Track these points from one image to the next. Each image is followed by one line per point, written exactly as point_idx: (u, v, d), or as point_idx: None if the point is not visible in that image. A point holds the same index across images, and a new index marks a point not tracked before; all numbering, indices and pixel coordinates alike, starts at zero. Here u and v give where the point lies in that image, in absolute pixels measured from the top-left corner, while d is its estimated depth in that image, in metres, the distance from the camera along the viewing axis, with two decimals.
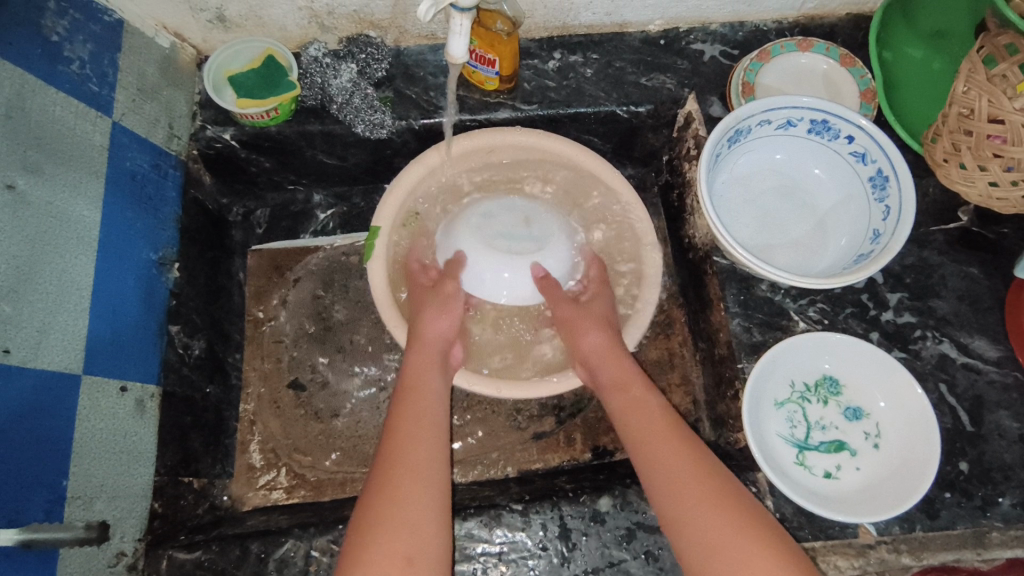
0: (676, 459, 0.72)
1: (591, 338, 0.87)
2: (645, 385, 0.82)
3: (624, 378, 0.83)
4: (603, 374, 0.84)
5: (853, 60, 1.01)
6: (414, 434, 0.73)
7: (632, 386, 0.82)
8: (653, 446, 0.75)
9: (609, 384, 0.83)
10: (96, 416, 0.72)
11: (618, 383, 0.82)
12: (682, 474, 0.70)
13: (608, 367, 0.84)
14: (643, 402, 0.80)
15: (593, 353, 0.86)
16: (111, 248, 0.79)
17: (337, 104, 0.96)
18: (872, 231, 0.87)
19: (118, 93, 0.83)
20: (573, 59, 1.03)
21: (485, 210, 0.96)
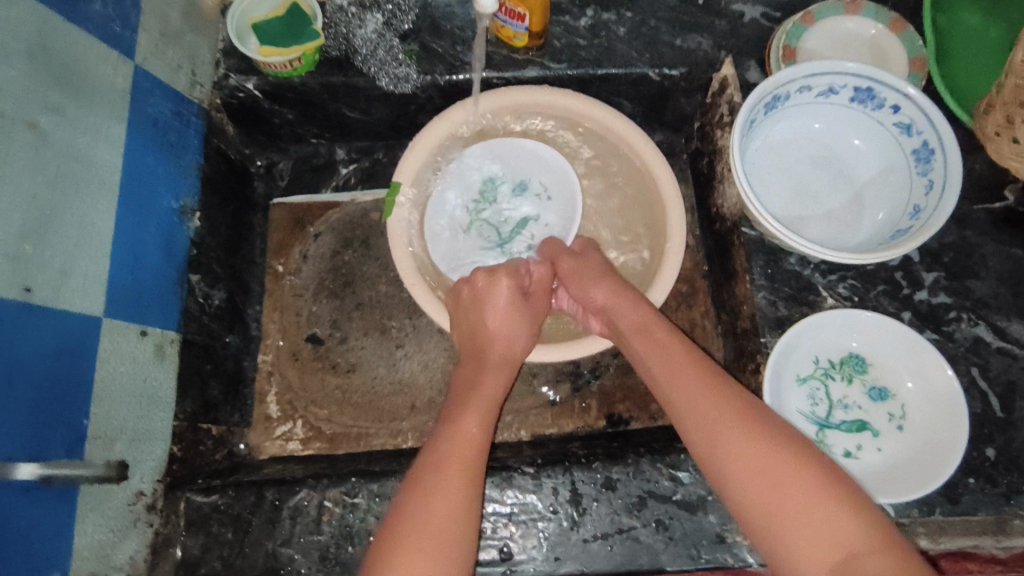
0: (715, 406, 0.68)
1: (598, 292, 0.84)
2: (668, 327, 0.79)
3: (645, 322, 0.79)
4: (621, 322, 0.81)
5: (904, 24, 0.95)
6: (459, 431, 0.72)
7: (653, 329, 0.78)
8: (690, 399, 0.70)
9: (628, 329, 0.80)
10: (116, 358, 0.73)
11: (640, 327, 0.79)
12: (742, 443, 0.65)
13: (624, 314, 0.80)
14: (671, 347, 0.76)
15: (602, 304, 0.83)
16: (133, 194, 0.78)
17: (362, 56, 0.94)
18: (912, 206, 0.83)
19: (141, 35, 0.81)
20: (606, 17, 0.99)
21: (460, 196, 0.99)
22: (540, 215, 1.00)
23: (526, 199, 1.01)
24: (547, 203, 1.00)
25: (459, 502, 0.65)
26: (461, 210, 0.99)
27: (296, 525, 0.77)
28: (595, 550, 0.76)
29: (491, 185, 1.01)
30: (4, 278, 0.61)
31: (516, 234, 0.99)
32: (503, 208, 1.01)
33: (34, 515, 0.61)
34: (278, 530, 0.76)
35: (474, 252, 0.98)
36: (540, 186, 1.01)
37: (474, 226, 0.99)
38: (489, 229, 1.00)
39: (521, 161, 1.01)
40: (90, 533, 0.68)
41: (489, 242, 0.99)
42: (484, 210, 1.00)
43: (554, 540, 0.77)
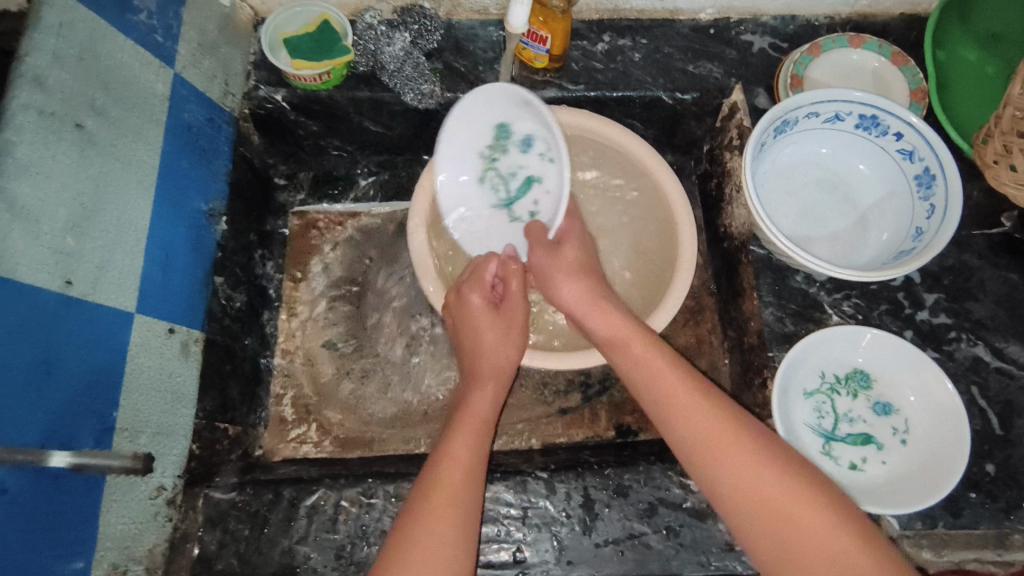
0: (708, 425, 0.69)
1: (568, 288, 0.85)
2: (644, 336, 0.78)
3: (619, 334, 0.79)
4: (597, 332, 0.82)
5: (904, 58, 1.00)
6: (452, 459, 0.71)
7: (631, 341, 0.78)
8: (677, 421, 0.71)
9: (605, 341, 0.81)
10: (146, 353, 0.75)
11: (614, 340, 0.80)
12: (739, 469, 0.65)
13: (597, 322, 0.82)
14: (650, 361, 0.76)
15: (568, 304, 0.85)
16: (167, 195, 0.81)
17: (389, 71, 0.98)
18: (914, 228, 0.87)
19: (180, 45, 0.85)
20: (621, 43, 1.04)
21: (462, 148, 0.88)
22: (544, 178, 0.88)
23: (532, 153, 0.87)
24: (551, 164, 0.87)
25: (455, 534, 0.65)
26: (474, 158, 0.89)
27: (312, 523, 0.78)
28: (606, 554, 0.78)
29: (502, 130, 0.87)
30: (47, 269, 0.63)
31: (522, 196, 0.90)
32: (515, 158, 0.89)
33: (63, 501, 0.63)
34: (294, 528, 0.78)
35: (481, 213, 0.91)
36: (545, 142, 0.86)
37: (485, 179, 0.90)
38: (498, 183, 0.90)
39: (525, 112, 0.85)
40: (113, 524, 0.69)
41: (498, 200, 0.90)
42: (496, 158, 0.89)
43: (566, 544, 0.78)
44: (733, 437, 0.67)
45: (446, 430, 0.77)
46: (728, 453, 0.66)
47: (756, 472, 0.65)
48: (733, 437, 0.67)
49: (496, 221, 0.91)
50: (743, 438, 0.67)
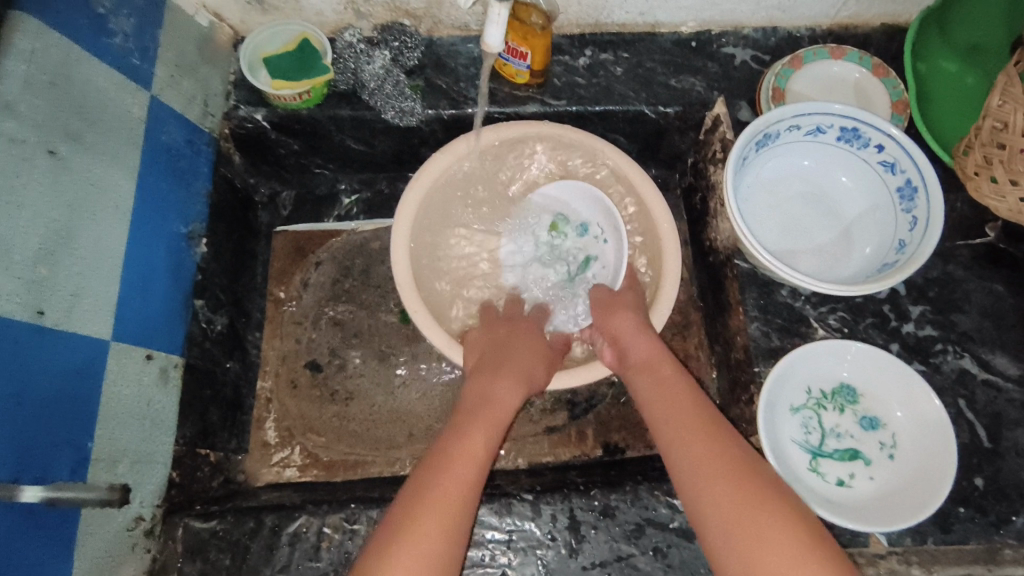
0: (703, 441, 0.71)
1: (620, 319, 0.87)
2: (675, 366, 0.82)
3: (653, 360, 0.83)
4: (631, 357, 0.84)
5: (886, 70, 1.00)
6: (461, 453, 0.71)
7: (661, 368, 0.82)
8: (677, 436, 0.73)
9: (638, 365, 0.83)
10: (122, 381, 0.74)
11: (647, 364, 0.83)
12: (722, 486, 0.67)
13: (635, 348, 0.84)
14: (673, 384, 0.79)
15: (620, 334, 0.86)
16: (145, 219, 0.80)
17: (369, 90, 0.97)
18: (897, 241, 0.87)
19: (158, 67, 0.84)
20: (603, 57, 1.04)
21: (522, 230, 1.04)
22: (600, 255, 1.02)
23: (590, 236, 1.03)
24: (605, 243, 1.01)
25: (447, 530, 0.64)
26: (537, 244, 1.04)
27: (294, 551, 0.77)
28: None
29: (561, 219, 1.04)
30: (18, 300, 0.62)
31: (583, 271, 1.02)
32: (574, 240, 1.03)
33: (35, 536, 0.61)
34: (277, 556, 0.77)
35: (542, 286, 1.02)
36: (598, 225, 1.02)
37: (548, 260, 1.03)
38: (561, 263, 1.03)
39: (583, 203, 1.02)
40: (89, 558, 0.68)
41: (562, 276, 1.02)
42: (558, 242, 1.03)
43: (553, 568, 0.77)
44: (727, 458, 0.69)
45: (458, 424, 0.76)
46: (713, 472, 0.68)
47: (735, 493, 0.66)
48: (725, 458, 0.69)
49: (561, 294, 1.01)
50: (732, 459, 0.69)
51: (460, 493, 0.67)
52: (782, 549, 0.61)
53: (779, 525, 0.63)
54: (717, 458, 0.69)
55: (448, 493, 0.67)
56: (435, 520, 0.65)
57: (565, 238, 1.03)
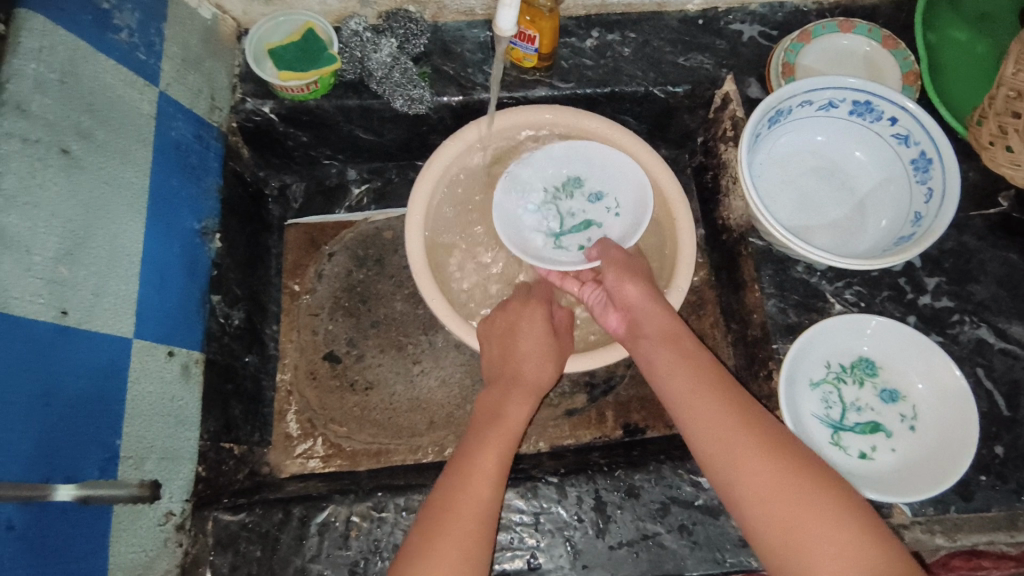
0: (724, 416, 0.69)
1: (632, 288, 0.83)
2: (695, 340, 0.78)
3: (672, 331, 0.79)
4: (647, 330, 0.80)
5: (895, 42, 0.99)
6: (475, 475, 0.69)
7: (681, 339, 0.78)
8: (697, 407, 0.70)
9: (655, 337, 0.79)
10: (146, 378, 0.74)
11: (666, 335, 0.78)
12: (762, 468, 0.64)
13: (650, 321, 0.80)
14: (695, 356, 0.76)
15: (633, 302, 0.82)
16: (159, 215, 0.80)
17: (377, 78, 0.95)
18: (913, 213, 0.86)
19: (164, 62, 0.83)
20: (610, 38, 1.03)
21: (523, 176, 0.98)
22: (603, 224, 0.97)
23: (599, 205, 0.98)
24: (615, 217, 0.97)
25: (467, 553, 0.63)
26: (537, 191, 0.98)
27: (324, 540, 0.78)
28: (621, 557, 0.77)
29: (575, 181, 0.99)
30: (40, 301, 0.62)
31: (576, 232, 0.97)
32: (579, 204, 0.99)
33: (71, 534, 0.62)
34: (307, 546, 0.77)
35: (528, 231, 0.96)
36: (617, 199, 0.98)
37: (543, 207, 0.98)
38: (553, 216, 0.98)
39: (608, 171, 0.98)
40: (124, 553, 0.68)
41: (548, 226, 0.97)
42: (560, 198, 0.99)
43: (581, 548, 0.78)
44: (762, 437, 0.66)
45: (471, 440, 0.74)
46: (748, 450, 0.66)
47: (777, 471, 0.64)
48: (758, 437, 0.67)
49: (542, 243, 0.95)
50: (767, 438, 0.66)
51: (476, 514, 0.66)
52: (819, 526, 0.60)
53: (825, 498, 0.61)
54: (751, 435, 0.67)
55: (462, 516, 0.65)
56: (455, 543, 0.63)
57: (566, 199, 0.99)
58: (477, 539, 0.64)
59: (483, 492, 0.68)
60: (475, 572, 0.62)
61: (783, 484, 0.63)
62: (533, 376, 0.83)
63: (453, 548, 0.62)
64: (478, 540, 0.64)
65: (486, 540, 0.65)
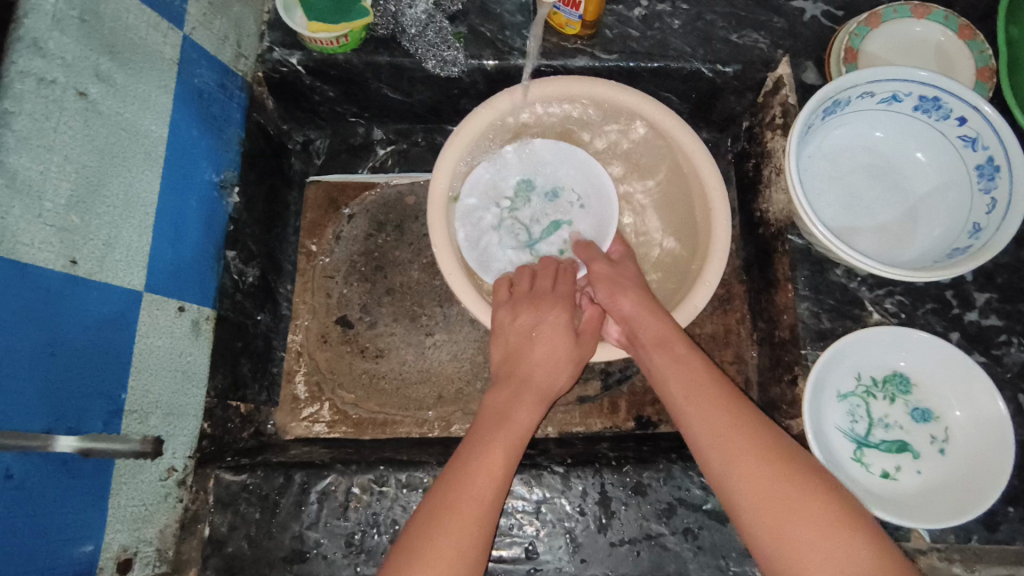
0: (721, 419, 0.67)
1: (625, 301, 0.81)
2: (690, 344, 0.76)
3: (666, 336, 0.76)
4: (642, 335, 0.78)
5: (972, 32, 0.91)
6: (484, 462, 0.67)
7: (675, 345, 0.75)
8: (691, 409, 0.69)
9: (649, 344, 0.77)
10: (154, 333, 0.73)
11: (661, 341, 0.76)
12: (763, 477, 0.62)
13: (646, 328, 0.77)
14: (689, 363, 0.73)
15: (627, 313, 0.80)
16: (177, 166, 0.78)
17: (410, 36, 0.92)
18: (971, 224, 0.80)
19: (190, 5, 0.80)
20: (660, 8, 0.96)
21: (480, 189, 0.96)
22: (571, 219, 0.98)
23: (558, 202, 0.99)
24: (580, 210, 0.98)
25: (463, 556, 0.61)
26: (494, 208, 0.97)
27: (323, 509, 0.77)
28: (621, 554, 0.76)
29: (524, 184, 0.99)
30: (51, 248, 0.60)
31: (548, 237, 0.97)
32: (537, 207, 0.99)
33: (70, 485, 0.62)
34: (305, 513, 0.77)
35: (507, 252, 0.95)
36: (572, 190, 0.99)
37: (506, 225, 0.97)
38: (520, 229, 0.97)
39: (560, 168, 0.99)
40: (124, 506, 0.68)
41: (523, 241, 0.97)
42: (519, 208, 0.98)
43: (581, 542, 0.76)
44: (766, 447, 0.64)
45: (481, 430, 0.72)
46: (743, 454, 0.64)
47: (769, 476, 0.62)
48: (762, 449, 0.64)
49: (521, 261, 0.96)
50: (761, 443, 0.64)
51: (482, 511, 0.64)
52: (810, 526, 0.58)
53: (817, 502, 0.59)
54: (741, 440, 0.65)
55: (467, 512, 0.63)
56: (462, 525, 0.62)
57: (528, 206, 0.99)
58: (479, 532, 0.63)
59: (485, 494, 0.65)
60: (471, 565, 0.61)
61: (774, 487, 0.61)
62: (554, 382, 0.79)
63: (453, 547, 0.60)
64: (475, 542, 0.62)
65: (484, 544, 0.63)
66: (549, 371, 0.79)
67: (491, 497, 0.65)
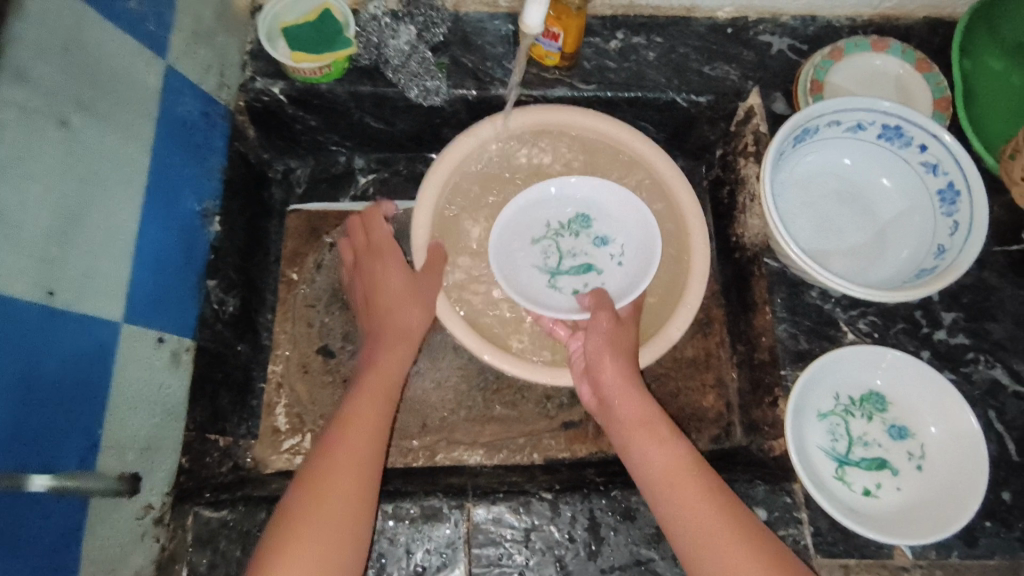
0: (700, 509, 0.67)
1: (609, 364, 0.78)
2: (671, 426, 0.75)
3: (648, 418, 0.75)
4: (621, 411, 0.76)
5: (928, 65, 0.96)
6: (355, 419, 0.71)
7: (658, 427, 0.74)
8: (667, 498, 0.69)
9: (629, 424, 0.75)
10: (134, 365, 0.71)
11: (642, 422, 0.75)
12: (716, 543, 0.64)
13: (625, 406, 0.76)
14: (672, 448, 0.72)
15: (607, 382, 0.78)
16: (159, 195, 0.77)
17: (393, 66, 0.93)
18: (937, 245, 0.84)
19: (174, 34, 0.80)
20: (635, 41, 0.99)
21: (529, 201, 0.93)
22: (604, 271, 0.93)
23: (603, 250, 0.94)
24: (618, 265, 0.92)
25: (346, 513, 0.65)
26: (542, 223, 0.94)
27: None
28: None
29: (582, 219, 0.95)
30: (30, 279, 0.59)
31: (574, 274, 0.93)
32: (581, 243, 0.94)
33: (44, 526, 0.59)
34: None
35: (526, 265, 0.92)
36: (624, 245, 0.93)
37: (542, 243, 0.94)
38: (554, 254, 0.94)
39: (621, 212, 0.93)
40: (99, 547, 0.66)
41: (547, 264, 0.93)
42: (563, 235, 0.94)
43: (571, 569, 0.76)
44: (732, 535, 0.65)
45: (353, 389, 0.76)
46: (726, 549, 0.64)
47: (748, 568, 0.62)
48: (721, 520, 0.66)
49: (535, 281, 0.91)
50: (738, 530, 0.65)
51: (353, 470, 0.67)
52: None
53: None
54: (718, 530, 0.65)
55: (342, 470, 0.66)
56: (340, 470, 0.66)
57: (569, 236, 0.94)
58: (358, 488, 0.66)
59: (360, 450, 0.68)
60: (356, 526, 0.65)
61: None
62: (414, 326, 0.82)
63: (336, 510, 0.64)
64: (362, 480, 0.67)
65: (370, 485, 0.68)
66: (404, 321, 0.82)
67: (367, 444, 0.69)
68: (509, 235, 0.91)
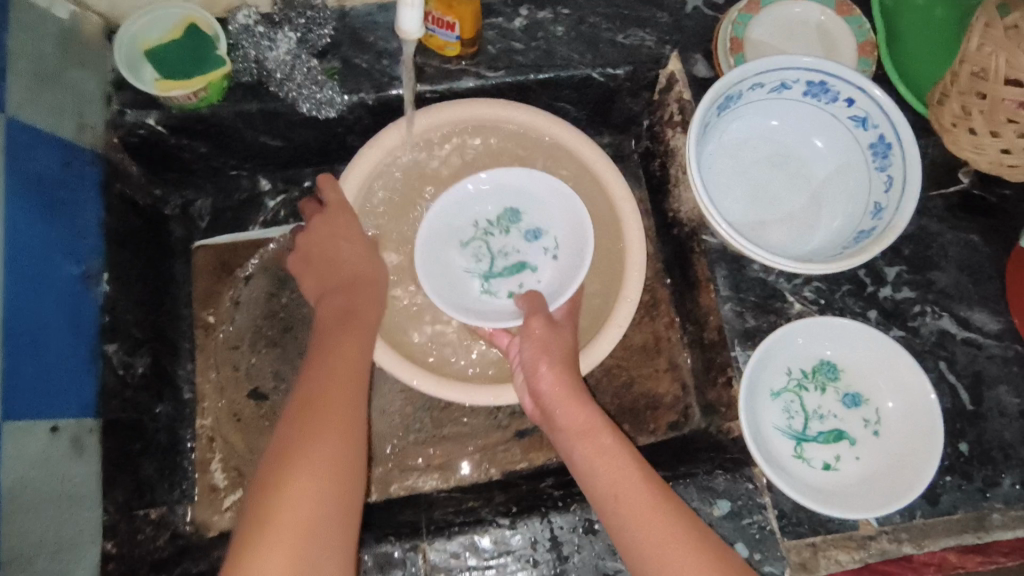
0: (647, 512, 0.64)
1: (547, 370, 0.74)
2: (616, 433, 0.71)
3: (592, 425, 0.71)
4: (562, 419, 0.72)
5: (849, 7, 0.91)
6: (339, 352, 0.69)
7: (601, 433, 0.70)
8: (612, 510, 0.66)
9: (572, 432, 0.71)
10: (24, 465, 0.64)
11: (586, 430, 0.70)
12: (669, 548, 0.62)
13: (568, 414, 0.72)
14: (617, 455, 0.69)
15: (545, 391, 0.73)
16: (23, 268, 0.68)
17: (276, 80, 0.84)
18: (873, 203, 0.80)
19: (10, 81, 0.70)
20: (541, 16, 0.92)
21: (452, 200, 0.86)
22: (538, 268, 0.87)
23: (535, 245, 0.88)
24: (551, 260, 0.87)
25: (346, 435, 0.62)
26: (469, 223, 0.88)
27: None
28: None
29: (512, 214, 0.89)
30: None
31: (507, 275, 0.87)
32: (513, 241, 0.89)
33: None
34: None
35: (456, 271, 0.86)
36: (555, 238, 0.87)
37: (472, 245, 0.88)
38: (485, 255, 0.88)
39: (551, 203, 0.87)
40: None
41: (478, 267, 0.87)
42: (493, 234, 0.88)
43: None
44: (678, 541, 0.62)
45: (326, 329, 0.73)
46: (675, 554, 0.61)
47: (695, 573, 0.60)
48: (669, 521, 0.63)
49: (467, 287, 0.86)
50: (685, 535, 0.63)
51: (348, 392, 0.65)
52: None
53: None
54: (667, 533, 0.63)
55: (336, 392, 0.64)
56: (336, 391, 0.64)
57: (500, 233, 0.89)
58: (352, 412, 0.63)
59: (351, 375, 0.66)
60: (356, 447, 0.62)
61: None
62: (369, 270, 0.81)
63: (336, 429, 0.61)
64: (355, 404, 0.64)
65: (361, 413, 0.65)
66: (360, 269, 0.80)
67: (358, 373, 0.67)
68: (434, 241, 0.85)
